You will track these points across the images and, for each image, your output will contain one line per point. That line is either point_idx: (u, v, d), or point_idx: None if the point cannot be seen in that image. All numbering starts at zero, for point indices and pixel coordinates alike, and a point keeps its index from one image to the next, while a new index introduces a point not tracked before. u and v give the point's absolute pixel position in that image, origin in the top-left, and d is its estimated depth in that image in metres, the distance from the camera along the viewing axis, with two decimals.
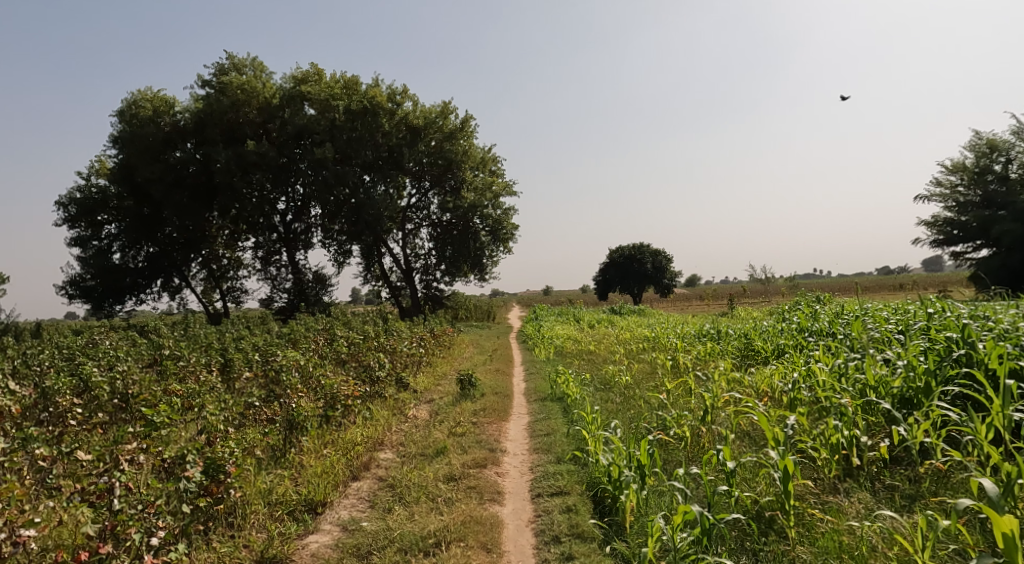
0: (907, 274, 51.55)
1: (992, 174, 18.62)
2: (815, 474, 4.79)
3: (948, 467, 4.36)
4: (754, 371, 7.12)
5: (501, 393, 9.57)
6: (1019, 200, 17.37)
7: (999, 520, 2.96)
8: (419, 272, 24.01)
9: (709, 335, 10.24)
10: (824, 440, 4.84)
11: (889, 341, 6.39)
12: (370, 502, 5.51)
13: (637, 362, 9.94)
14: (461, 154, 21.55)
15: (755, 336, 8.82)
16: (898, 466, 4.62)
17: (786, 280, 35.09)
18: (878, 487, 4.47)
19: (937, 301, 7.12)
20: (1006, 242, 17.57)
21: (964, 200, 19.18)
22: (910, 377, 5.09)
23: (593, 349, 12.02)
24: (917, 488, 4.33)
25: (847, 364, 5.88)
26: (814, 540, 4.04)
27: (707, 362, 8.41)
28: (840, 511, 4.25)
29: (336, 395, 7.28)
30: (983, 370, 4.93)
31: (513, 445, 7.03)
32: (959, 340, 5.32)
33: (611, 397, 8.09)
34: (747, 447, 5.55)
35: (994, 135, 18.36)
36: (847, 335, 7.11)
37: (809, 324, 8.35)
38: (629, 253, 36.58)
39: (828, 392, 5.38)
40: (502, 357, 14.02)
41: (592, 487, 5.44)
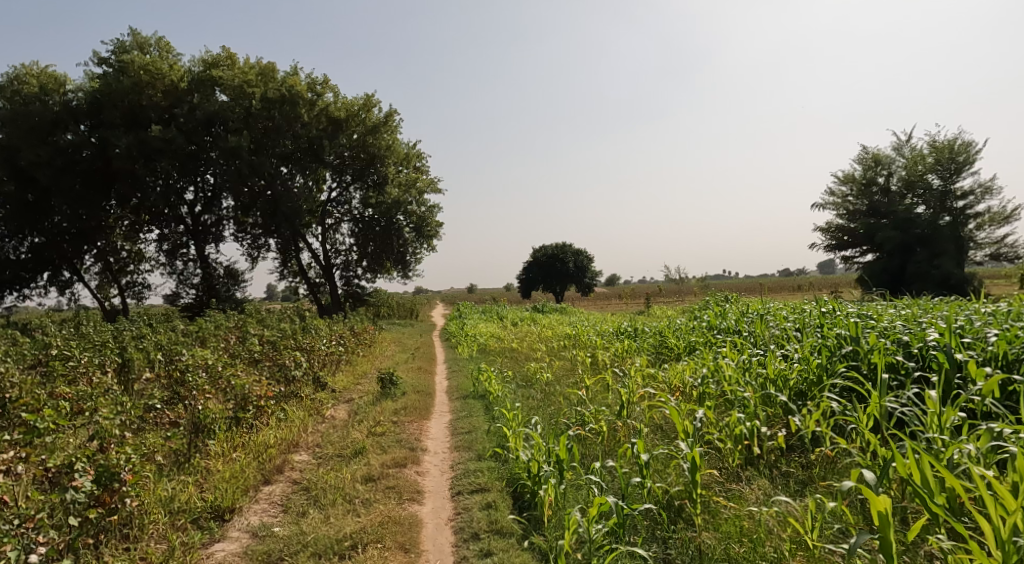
0: (801, 276, 55.00)
1: (877, 186, 20.37)
2: (721, 464, 5.06)
3: (835, 453, 4.72)
4: (668, 367, 7.43)
5: (422, 392, 9.47)
6: (898, 211, 19.14)
7: (873, 500, 3.20)
8: (339, 268, 23.33)
9: (626, 332, 10.60)
10: (729, 432, 5.13)
11: (788, 337, 6.88)
12: (283, 506, 5.31)
13: (558, 359, 10.14)
14: (385, 149, 21.15)
15: (669, 334, 9.22)
16: (793, 454, 4.98)
17: (697, 280, 36.93)
18: (776, 474, 4.78)
19: (829, 302, 7.73)
20: (887, 249, 19.32)
21: (853, 209, 20.81)
22: (805, 371, 5.51)
23: (516, 347, 12.11)
24: (809, 474, 4.67)
25: (751, 360, 6.28)
26: (718, 526, 4.26)
27: (624, 359, 8.69)
28: (741, 498, 4.51)
29: (247, 396, 6.92)
30: (866, 364, 5.39)
31: (434, 444, 6.99)
32: (847, 337, 5.79)
33: (532, 394, 8.21)
34: (660, 439, 5.81)
35: (878, 151, 20.10)
36: (751, 333, 7.59)
37: (717, 322, 8.82)
38: (552, 252, 37.06)
39: (733, 386, 5.73)
40: (424, 355, 13.87)
41: (511, 483, 5.50)
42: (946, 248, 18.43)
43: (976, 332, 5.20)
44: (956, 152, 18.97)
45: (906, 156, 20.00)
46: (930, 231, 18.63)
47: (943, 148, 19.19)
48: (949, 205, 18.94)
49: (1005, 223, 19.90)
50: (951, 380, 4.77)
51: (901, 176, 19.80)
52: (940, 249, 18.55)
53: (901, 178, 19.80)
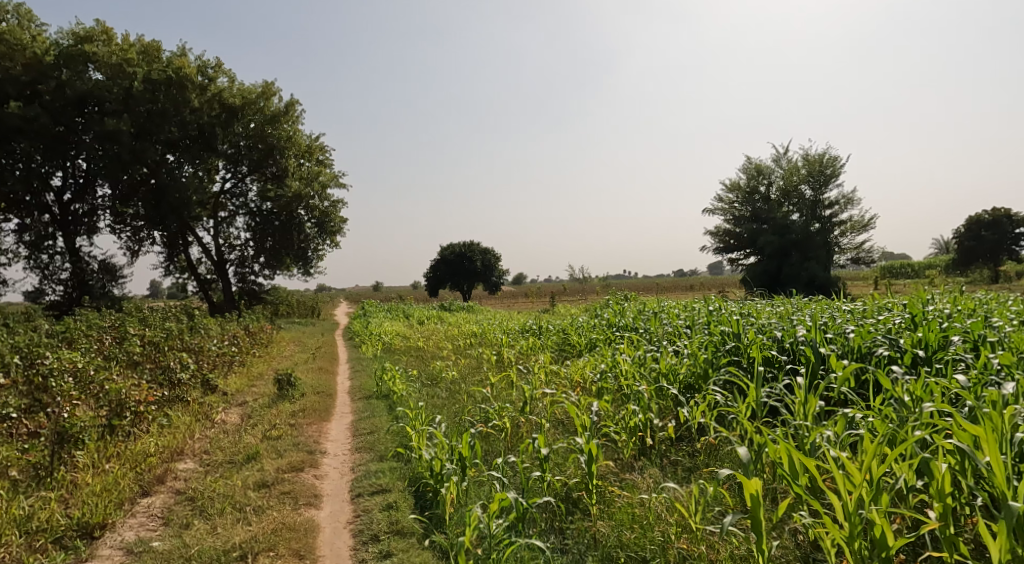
0: (692, 277, 58.43)
1: (759, 194, 22.06)
2: (616, 455, 5.28)
3: (718, 441, 5.05)
4: (570, 364, 7.64)
5: (323, 393, 9.15)
6: (777, 218, 20.87)
7: (746, 483, 3.45)
8: (233, 264, 22.02)
9: (531, 330, 10.78)
10: (624, 424, 5.37)
11: (679, 334, 7.31)
12: (163, 519, 4.94)
13: (464, 357, 10.13)
14: (285, 140, 20.19)
15: (572, 332, 9.50)
16: (681, 444, 5.28)
17: (599, 279, 38.27)
18: (665, 462, 5.05)
19: (716, 300, 8.29)
20: (768, 252, 20.99)
21: (738, 215, 22.42)
22: (693, 365, 5.88)
23: (422, 346, 11.99)
24: (694, 461, 4.96)
25: (645, 355, 6.62)
26: (612, 514, 4.43)
27: (529, 356, 8.83)
28: (634, 486, 4.71)
29: (123, 401, 6.34)
30: (746, 358, 5.83)
31: (334, 446, 6.77)
32: (730, 334, 6.25)
33: (437, 392, 8.15)
34: (560, 433, 5.96)
35: (761, 162, 21.76)
36: (646, 330, 7.99)
37: (616, 320, 9.19)
38: (459, 250, 36.90)
39: (629, 381, 5.99)
40: (326, 355, 13.39)
41: (414, 482, 5.43)
42: (817, 253, 20.33)
43: (837, 329, 5.76)
44: (825, 165, 21.00)
45: (784, 168, 21.80)
46: (803, 236, 20.45)
47: (814, 162, 21.18)
48: (819, 214, 20.93)
49: (865, 231, 22.25)
50: (815, 372, 5.25)
51: (780, 186, 21.59)
52: (812, 253, 20.42)
53: (780, 188, 21.60)
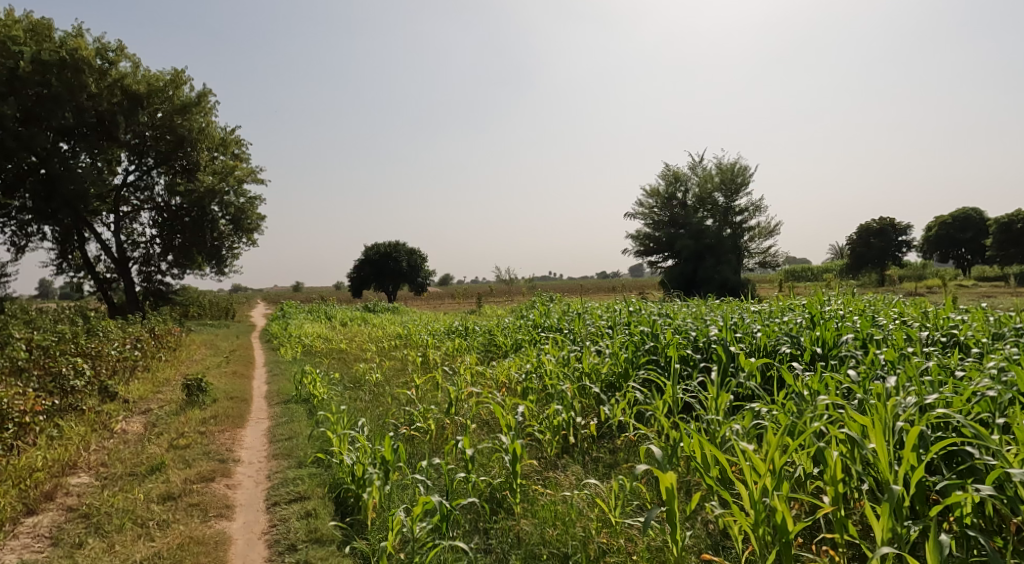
0: (615, 279, 60.09)
1: (676, 199, 23.02)
2: (540, 454, 5.35)
3: (637, 438, 5.22)
4: (495, 364, 7.67)
5: (237, 398, 8.72)
6: (693, 222, 21.86)
7: (662, 477, 3.57)
8: (137, 262, 20.60)
9: (457, 331, 10.74)
10: (548, 423, 5.45)
11: (601, 334, 7.51)
12: (51, 539, 4.55)
13: (389, 359, 9.95)
14: (197, 132, 19.08)
15: (497, 332, 9.54)
16: (603, 440, 5.42)
17: (526, 281, 38.63)
18: (587, 459, 5.16)
19: (636, 302, 8.59)
20: (684, 255, 21.94)
21: (657, 219, 23.31)
22: (614, 364, 6.06)
23: (344, 348, 11.67)
24: (615, 457, 5.10)
25: (569, 355, 6.76)
26: (535, 512, 4.49)
27: (455, 357, 8.80)
28: (557, 484, 4.79)
29: (6, 411, 5.80)
30: (664, 357, 6.06)
31: (249, 453, 6.47)
32: (649, 335, 6.49)
33: (360, 395, 7.97)
34: (485, 434, 5.97)
35: (678, 169, 22.71)
36: (570, 331, 8.16)
37: (542, 321, 9.32)
38: (384, 250, 36.17)
39: (553, 380, 6.08)
40: (241, 358, 12.77)
41: (334, 488, 5.29)
42: (728, 256, 21.47)
43: (746, 328, 6.10)
44: (736, 174, 22.24)
45: (699, 175, 22.87)
46: (716, 241, 21.54)
47: (726, 170, 22.34)
48: (730, 220, 22.13)
49: (771, 236, 23.71)
50: (727, 369, 5.54)
51: (695, 193, 22.64)
52: (724, 256, 21.54)
53: (695, 194, 22.61)
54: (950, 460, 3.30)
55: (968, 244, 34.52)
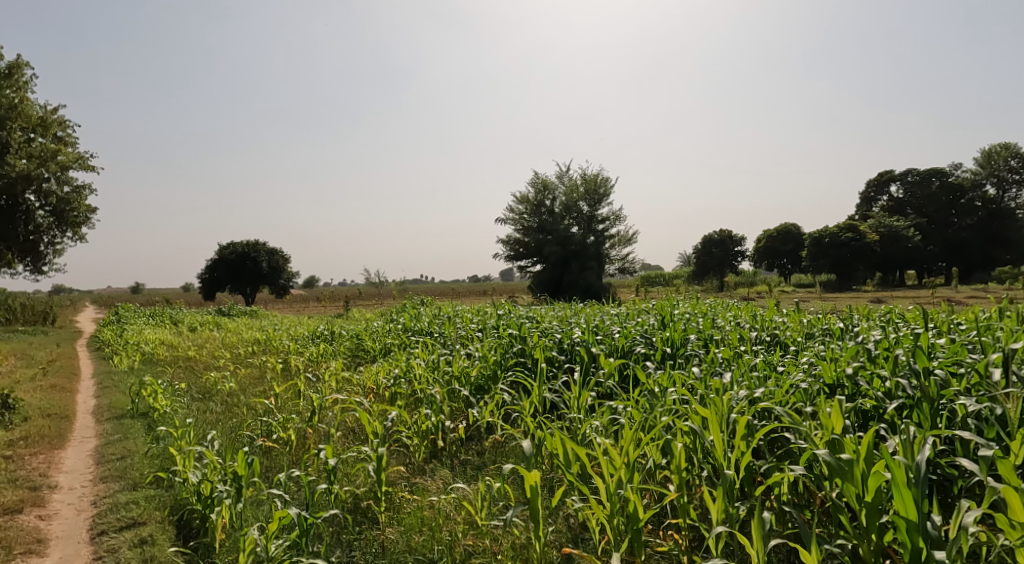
0: (486, 283, 60.84)
1: (545, 207, 23.84)
2: (408, 460, 5.25)
3: (503, 439, 5.30)
4: (363, 370, 7.44)
5: (56, 416, 7.63)
6: (560, 230, 22.77)
7: (528, 475, 3.61)
8: None
9: (322, 336, 10.25)
10: (417, 428, 5.37)
11: (471, 337, 7.57)
12: None
13: (245, 366, 9.25)
14: (7, 109, 16.54)
15: (366, 337, 9.26)
16: (471, 443, 5.44)
17: (396, 284, 37.85)
18: (455, 462, 5.14)
19: (505, 305, 8.77)
20: (551, 260, 22.77)
21: (526, 225, 23.97)
22: (483, 367, 6.12)
23: (192, 356, 10.65)
24: (482, 459, 5.12)
25: (439, 358, 6.72)
26: (401, 520, 4.39)
27: (319, 363, 8.40)
28: (424, 489, 4.74)
29: None
30: (530, 359, 6.22)
31: (69, 478, 5.68)
32: (517, 338, 6.64)
33: (210, 407, 7.32)
34: (351, 442, 5.75)
35: (547, 178, 23.56)
36: (441, 334, 8.13)
37: (411, 324, 9.20)
38: (241, 249, 33.62)
39: (422, 384, 6.00)
40: (63, 370, 11.19)
41: (176, 511, 4.82)
42: (592, 263, 22.65)
43: (606, 330, 6.46)
44: (599, 185, 23.55)
45: (565, 185, 23.87)
46: (581, 248, 22.62)
47: (590, 181, 23.61)
48: (594, 228, 23.36)
49: (629, 244, 25.37)
50: (588, 370, 5.80)
51: (562, 201, 23.62)
52: (588, 263, 22.68)
53: (562, 203, 23.62)
54: (773, 445, 3.72)
55: (790, 255, 39.36)
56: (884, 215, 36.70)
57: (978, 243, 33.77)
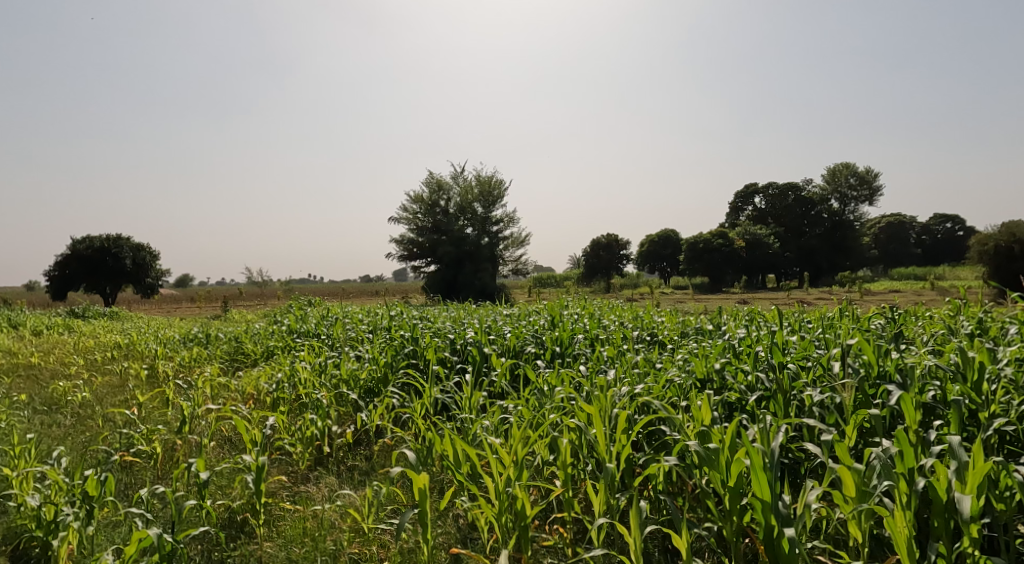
0: (376, 283, 59.21)
1: (439, 207, 23.63)
2: (290, 468, 5.00)
3: (393, 442, 5.19)
4: (241, 375, 6.98)
5: None
6: (454, 230, 22.72)
7: (416, 478, 3.56)
8: None
9: (196, 339, 9.50)
10: (300, 435, 5.13)
11: (361, 339, 7.35)
12: None
13: (103, 373, 8.36)
14: None
15: (246, 340, 8.70)
16: (359, 448, 5.28)
17: (281, 283, 35.87)
18: (342, 469, 4.96)
19: (398, 306, 8.62)
20: (445, 261, 22.67)
21: (419, 225, 23.60)
22: (373, 369, 5.95)
23: (37, 362, 9.45)
24: (370, 464, 4.97)
25: (326, 362, 6.46)
26: (280, 533, 4.16)
27: (191, 369, 7.76)
28: (307, 499, 4.53)
29: None
30: (422, 361, 6.14)
31: None
32: (408, 339, 6.53)
33: (57, 420, 6.54)
34: (226, 452, 5.38)
35: (442, 178, 23.40)
36: (328, 336, 7.83)
37: (297, 326, 8.76)
38: (101, 244, 30.24)
39: (307, 389, 5.73)
40: None
41: (11, 539, 4.24)
42: (485, 264, 22.88)
43: (498, 331, 6.54)
44: (492, 187, 23.84)
45: (460, 186, 23.85)
46: (475, 249, 22.75)
47: (485, 183, 23.82)
48: (488, 230, 23.56)
49: (522, 246, 25.84)
50: (480, 370, 5.83)
51: (456, 202, 23.57)
52: (482, 264, 22.88)
53: (457, 203, 23.57)
54: (650, 438, 3.94)
55: (669, 259, 41.93)
56: (750, 224, 40.17)
57: (826, 249, 37.82)
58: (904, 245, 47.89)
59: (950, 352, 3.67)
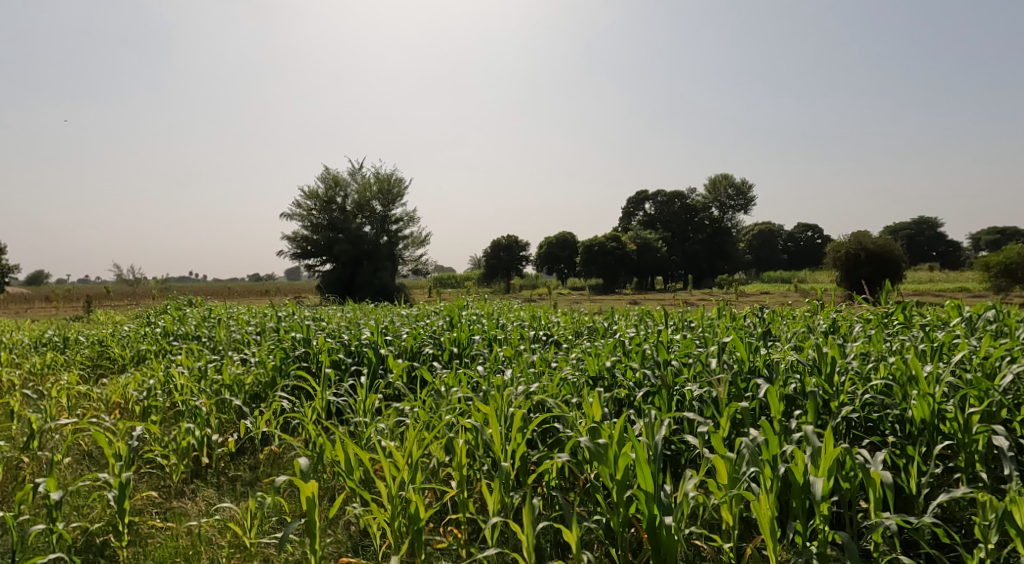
0: (264, 283, 56.02)
1: (335, 204, 22.78)
2: (162, 482, 4.62)
3: (280, 450, 4.93)
4: (106, 383, 6.34)
5: None
6: (352, 228, 22.07)
7: (303, 486, 3.39)
8: None
9: (51, 343, 8.51)
10: (174, 446, 4.75)
11: (247, 341, 6.93)
12: None
13: None
14: None
15: (112, 343, 7.92)
16: (242, 457, 4.98)
17: (156, 282, 33.03)
18: (222, 480, 4.65)
19: (289, 306, 8.23)
20: (342, 260, 21.97)
21: (314, 222, 22.59)
22: (260, 374, 5.63)
23: None
24: (255, 474, 4.69)
25: (207, 366, 6.02)
26: (148, 553, 3.82)
27: (44, 377, 6.94)
28: (182, 514, 4.20)
29: None
30: (314, 364, 5.89)
31: None
32: (300, 340, 6.24)
33: None
34: (86, 469, 4.86)
35: (338, 173, 22.58)
36: (210, 338, 7.31)
37: (173, 328, 8.10)
38: None
39: (184, 396, 5.31)
40: None
41: None
42: (384, 263, 22.48)
43: (395, 332, 6.43)
44: (392, 185, 23.36)
45: (358, 183, 23.14)
46: (373, 247, 22.30)
47: (384, 181, 23.31)
48: (387, 228, 23.14)
49: (422, 246, 25.54)
50: (376, 372, 5.68)
51: (354, 199, 22.86)
52: (381, 263, 22.46)
53: (354, 201, 22.86)
54: (544, 435, 4.03)
55: (566, 260, 43.16)
56: (640, 228, 42.25)
57: (707, 254, 40.60)
58: (773, 251, 52.49)
59: (809, 347, 4.07)
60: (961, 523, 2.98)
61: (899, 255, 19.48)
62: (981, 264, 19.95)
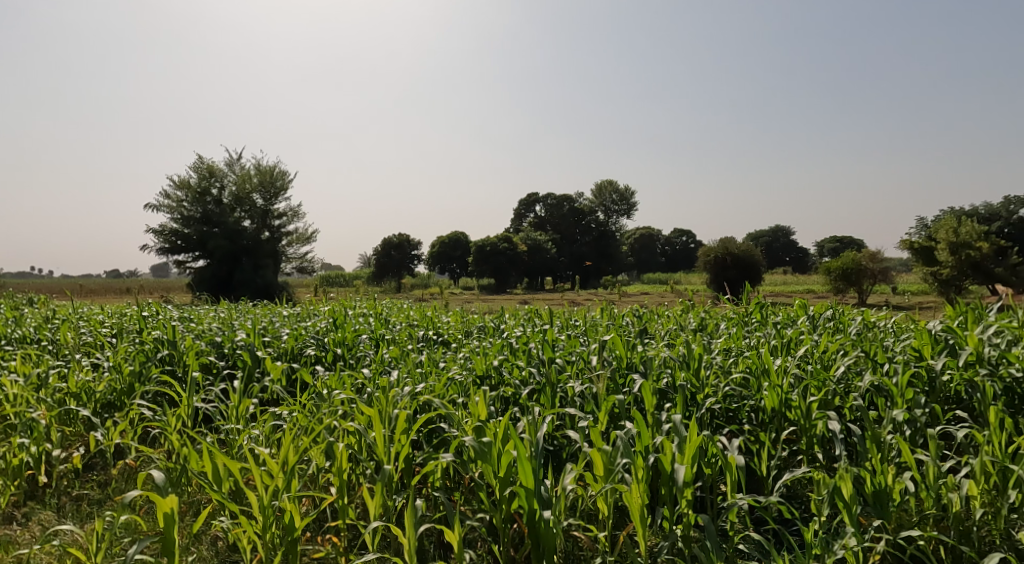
0: (124, 280, 50.74)
1: (210, 196, 21.12)
2: None
3: (137, 463, 4.50)
4: None
5: None
6: (229, 223, 20.67)
7: (160, 501, 3.08)
8: None
9: None
10: (4, 464, 4.18)
11: (100, 344, 6.26)
12: None
13: None
14: None
15: None
16: (90, 473, 4.49)
17: None
18: (64, 501, 4.15)
19: (153, 305, 7.52)
20: (217, 256, 20.52)
21: (185, 215, 20.80)
22: (114, 380, 5.09)
23: None
24: (105, 491, 4.24)
25: (49, 372, 5.36)
26: None
27: None
28: (9, 543, 3.70)
29: None
30: (179, 367, 5.44)
31: None
32: (164, 342, 5.73)
33: None
34: None
35: (214, 163, 20.97)
36: (54, 341, 6.50)
37: (7, 331, 7.09)
38: None
39: (18, 407, 4.69)
40: None
41: None
42: (266, 261, 21.36)
43: (274, 333, 6.09)
44: (275, 178, 22.15)
45: (236, 174, 21.66)
46: (253, 244, 21.09)
47: (266, 173, 22.02)
48: (268, 223, 21.96)
49: (307, 243, 24.40)
50: (252, 374, 5.35)
51: (231, 191, 21.36)
52: (262, 260, 21.31)
53: (232, 193, 21.36)
54: (430, 435, 4.00)
55: (458, 260, 43.15)
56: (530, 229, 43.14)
57: (593, 256, 42.30)
58: (652, 254, 55.70)
59: (679, 344, 4.36)
60: (801, 499, 3.34)
61: (759, 259, 21.45)
62: (825, 269, 22.38)
